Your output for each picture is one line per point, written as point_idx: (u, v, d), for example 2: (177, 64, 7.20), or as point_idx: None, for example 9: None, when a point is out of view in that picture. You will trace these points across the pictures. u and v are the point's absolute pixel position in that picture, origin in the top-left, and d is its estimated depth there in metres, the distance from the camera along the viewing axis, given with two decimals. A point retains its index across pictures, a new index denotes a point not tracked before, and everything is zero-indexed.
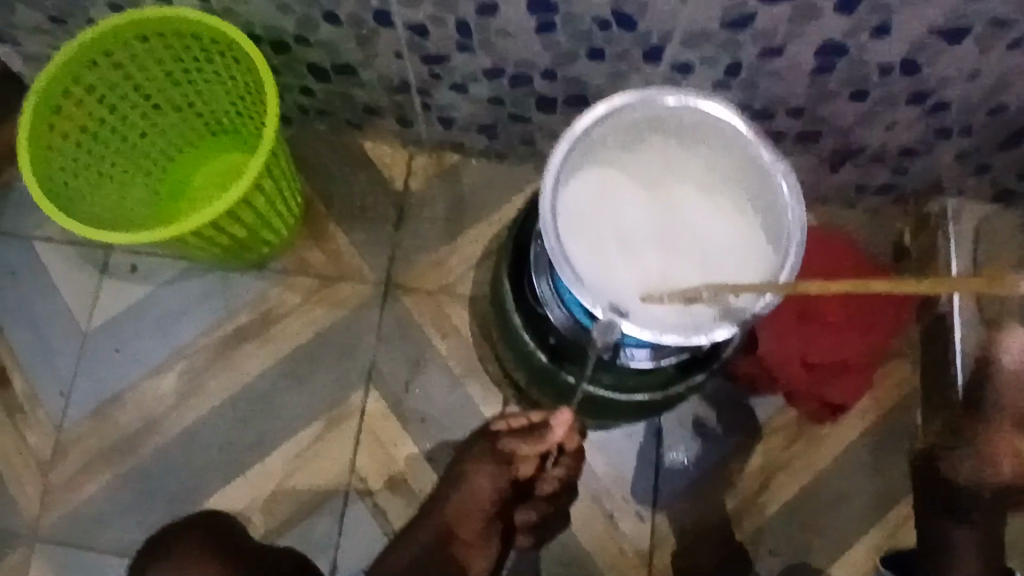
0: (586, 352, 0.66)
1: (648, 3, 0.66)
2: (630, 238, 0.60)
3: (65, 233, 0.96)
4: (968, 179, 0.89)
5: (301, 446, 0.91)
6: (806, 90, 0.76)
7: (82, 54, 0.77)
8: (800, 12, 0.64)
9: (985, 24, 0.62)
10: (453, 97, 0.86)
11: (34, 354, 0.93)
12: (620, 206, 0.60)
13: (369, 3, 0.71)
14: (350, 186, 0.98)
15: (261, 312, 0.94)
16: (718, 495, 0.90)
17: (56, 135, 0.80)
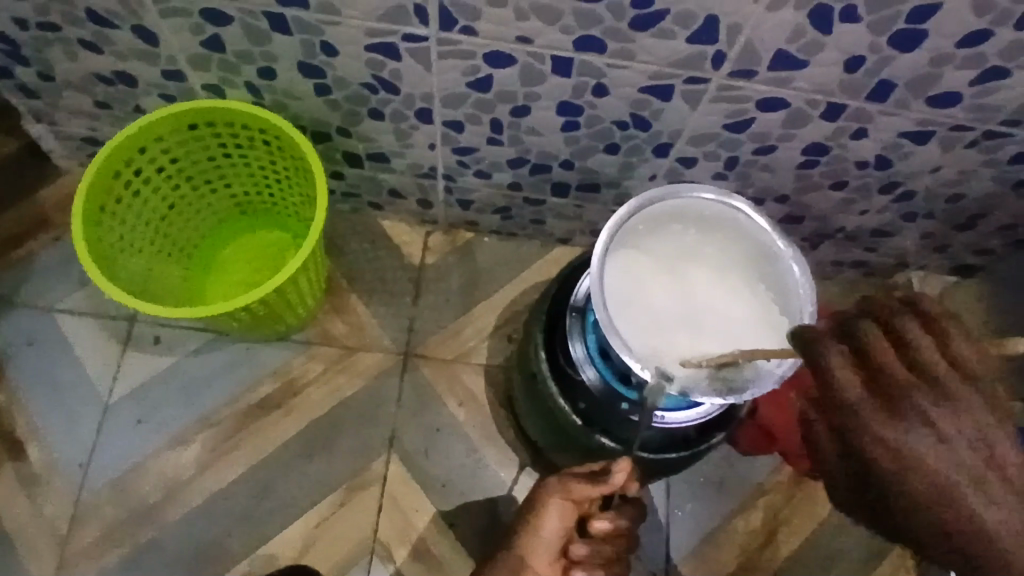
0: (614, 411, 0.73)
1: (663, 108, 0.76)
2: (662, 315, 0.67)
3: (87, 305, 0.98)
4: (928, 257, 1.00)
5: (323, 514, 0.93)
6: (793, 181, 0.86)
7: (138, 141, 0.81)
8: (791, 119, 0.75)
9: (945, 130, 0.75)
10: (475, 182, 0.94)
11: (53, 425, 0.93)
12: (650, 287, 0.68)
13: (413, 102, 0.79)
14: (370, 262, 1.04)
15: (284, 382, 0.98)
16: (722, 552, 0.97)
17: (107, 216, 0.83)
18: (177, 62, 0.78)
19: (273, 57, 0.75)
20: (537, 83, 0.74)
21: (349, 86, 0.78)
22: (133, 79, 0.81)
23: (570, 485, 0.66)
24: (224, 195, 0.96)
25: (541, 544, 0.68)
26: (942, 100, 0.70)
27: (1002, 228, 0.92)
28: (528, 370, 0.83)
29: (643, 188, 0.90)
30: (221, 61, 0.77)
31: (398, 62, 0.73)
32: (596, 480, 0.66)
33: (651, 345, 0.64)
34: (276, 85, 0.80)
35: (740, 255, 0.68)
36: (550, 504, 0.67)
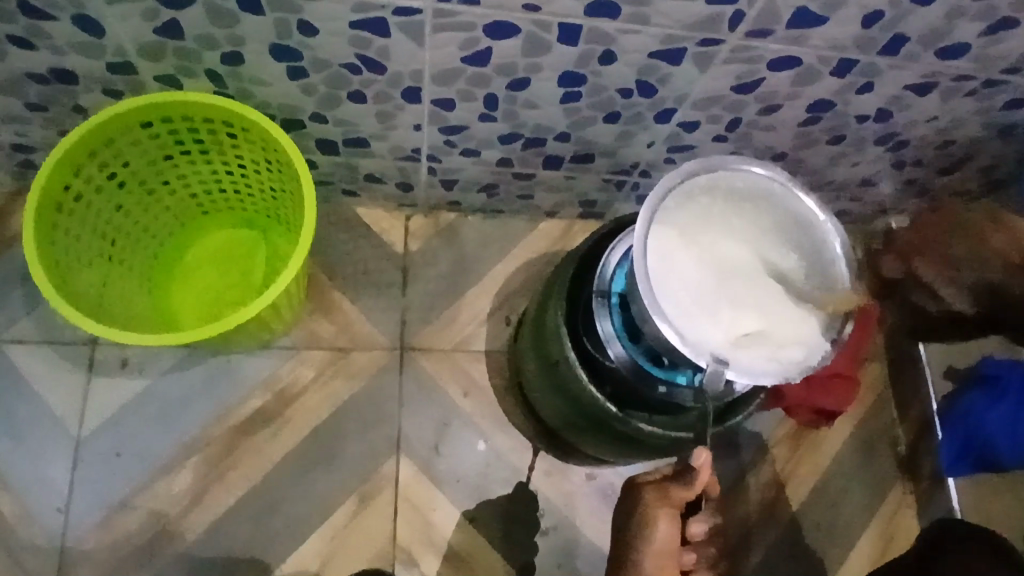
0: (648, 393, 0.71)
1: (671, 73, 0.72)
2: (709, 288, 0.63)
3: (41, 331, 0.88)
4: (909, 201, 1.02)
5: (336, 526, 0.88)
6: (793, 140, 0.84)
7: (85, 146, 0.71)
8: (801, 77, 0.72)
9: (948, 81, 0.74)
10: (462, 161, 0.88)
11: (20, 466, 0.84)
12: (694, 259, 0.63)
13: (401, 81, 0.72)
14: (350, 254, 0.97)
15: (275, 392, 0.91)
16: (738, 509, 0.97)
17: (59, 234, 0.73)
18: (126, 53, 0.68)
19: (240, 41, 0.67)
20: (540, 55, 0.68)
21: (327, 69, 0.70)
22: (72, 76, 0.71)
23: (664, 491, 0.62)
24: (185, 197, 0.86)
25: (655, 562, 0.62)
26: (950, 53, 0.70)
27: (984, 169, 0.93)
28: (545, 354, 0.79)
29: (640, 155, 0.87)
30: (177, 48, 0.68)
31: (386, 39, 0.66)
32: (687, 479, 0.61)
33: (703, 320, 0.61)
34: (242, 71, 0.71)
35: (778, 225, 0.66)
36: (656, 518, 0.62)
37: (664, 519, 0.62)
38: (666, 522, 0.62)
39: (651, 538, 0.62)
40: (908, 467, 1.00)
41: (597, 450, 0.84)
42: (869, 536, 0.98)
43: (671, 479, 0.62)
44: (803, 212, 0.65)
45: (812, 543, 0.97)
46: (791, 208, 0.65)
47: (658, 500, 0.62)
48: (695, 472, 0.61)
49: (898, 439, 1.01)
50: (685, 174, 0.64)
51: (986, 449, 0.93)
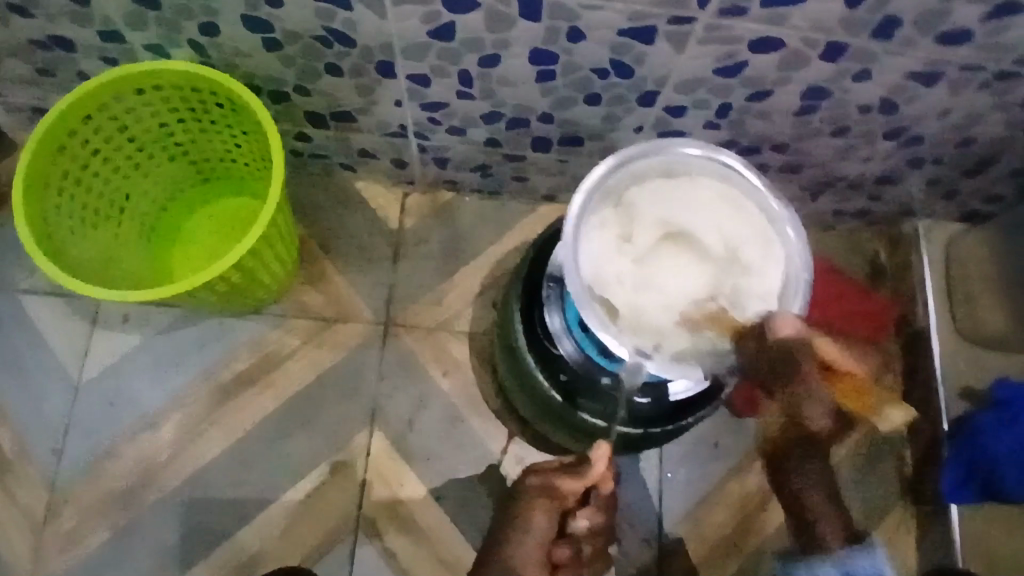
0: (599, 387, 0.70)
1: (646, 52, 0.68)
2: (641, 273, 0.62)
3: (53, 283, 0.95)
4: (938, 202, 0.94)
5: (305, 492, 0.91)
6: (792, 129, 0.79)
7: (80, 110, 0.75)
8: (788, 60, 0.68)
9: (956, 69, 0.68)
10: (450, 140, 0.88)
11: (23, 405, 0.91)
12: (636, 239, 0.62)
13: (372, 56, 0.72)
14: (345, 228, 0.98)
15: (261, 356, 0.94)
16: (717, 514, 0.94)
17: (54, 193, 0.78)
18: (112, 22, 0.72)
19: (212, 11, 0.68)
20: (504, 30, 0.67)
21: (300, 41, 0.71)
22: (72, 43, 0.76)
23: (554, 482, 0.67)
24: (185, 162, 0.90)
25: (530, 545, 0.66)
26: (953, 38, 0.63)
27: (1015, 172, 0.86)
28: (509, 340, 0.80)
29: (630, 140, 0.84)
30: (157, 17, 0.70)
31: (348, 12, 0.66)
32: (579, 473, 0.67)
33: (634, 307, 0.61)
34: (221, 42, 0.73)
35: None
36: (535, 505, 0.67)
37: (544, 508, 0.67)
38: (545, 508, 0.67)
39: (530, 521, 0.67)
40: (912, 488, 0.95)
41: (561, 440, 0.83)
42: None
43: (564, 471, 0.68)
44: (756, 197, 0.63)
45: None
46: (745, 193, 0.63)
47: (542, 489, 0.67)
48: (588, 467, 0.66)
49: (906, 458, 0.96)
50: (626, 158, 0.63)
51: (990, 477, 0.86)
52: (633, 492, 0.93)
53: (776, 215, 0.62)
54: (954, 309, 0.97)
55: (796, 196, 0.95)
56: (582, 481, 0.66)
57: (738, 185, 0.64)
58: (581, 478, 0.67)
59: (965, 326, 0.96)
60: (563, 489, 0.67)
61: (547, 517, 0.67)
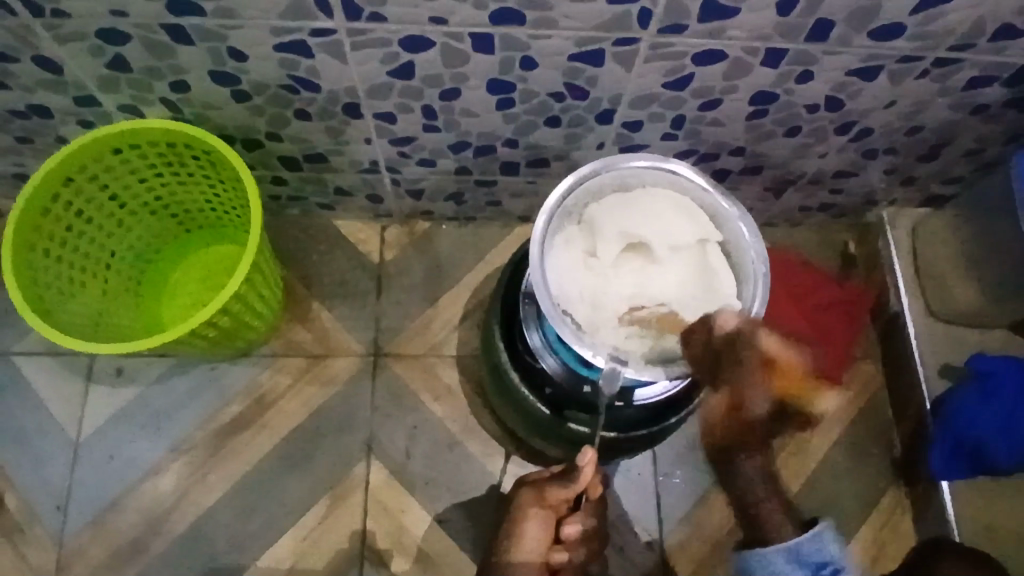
0: (582, 397, 0.73)
1: (597, 74, 0.72)
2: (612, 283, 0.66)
3: (46, 344, 0.97)
4: (897, 190, 0.97)
5: (309, 527, 0.92)
6: (747, 134, 0.83)
7: (60, 174, 0.78)
8: (733, 69, 0.71)
9: (892, 63, 0.71)
10: (422, 171, 0.91)
11: (24, 467, 0.93)
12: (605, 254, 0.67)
13: (339, 99, 0.76)
14: (328, 265, 1.01)
15: (255, 398, 0.96)
16: (715, 513, 0.95)
17: (40, 255, 0.80)
18: (86, 87, 0.75)
19: (181, 69, 0.72)
20: (461, 64, 0.70)
21: (268, 90, 0.74)
22: (48, 111, 0.79)
23: (544, 491, 0.69)
24: (167, 215, 0.93)
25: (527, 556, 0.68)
26: (884, 34, 0.67)
27: (966, 155, 0.89)
28: (493, 359, 0.82)
29: (593, 157, 0.87)
30: (129, 79, 0.74)
31: (311, 59, 0.69)
32: (568, 480, 0.69)
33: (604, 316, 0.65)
34: (193, 98, 0.76)
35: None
36: (528, 515, 0.69)
37: (536, 518, 0.69)
38: (537, 519, 0.68)
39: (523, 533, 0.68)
40: (902, 470, 0.97)
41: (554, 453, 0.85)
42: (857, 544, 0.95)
43: (552, 481, 0.69)
44: (708, 198, 0.66)
45: None
46: (697, 197, 0.67)
47: (535, 499, 0.69)
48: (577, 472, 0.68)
49: (894, 441, 0.99)
50: (583, 176, 0.66)
51: (976, 451, 0.88)
52: (630, 499, 0.95)
53: (728, 213, 0.65)
54: (924, 292, 0.98)
55: (760, 196, 0.98)
56: (572, 486, 0.68)
57: (692, 191, 0.67)
58: (570, 484, 0.68)
59: (935, 306, 0.97)
60: (554, 497, 0.68)
61: (541, 527, 0.68)
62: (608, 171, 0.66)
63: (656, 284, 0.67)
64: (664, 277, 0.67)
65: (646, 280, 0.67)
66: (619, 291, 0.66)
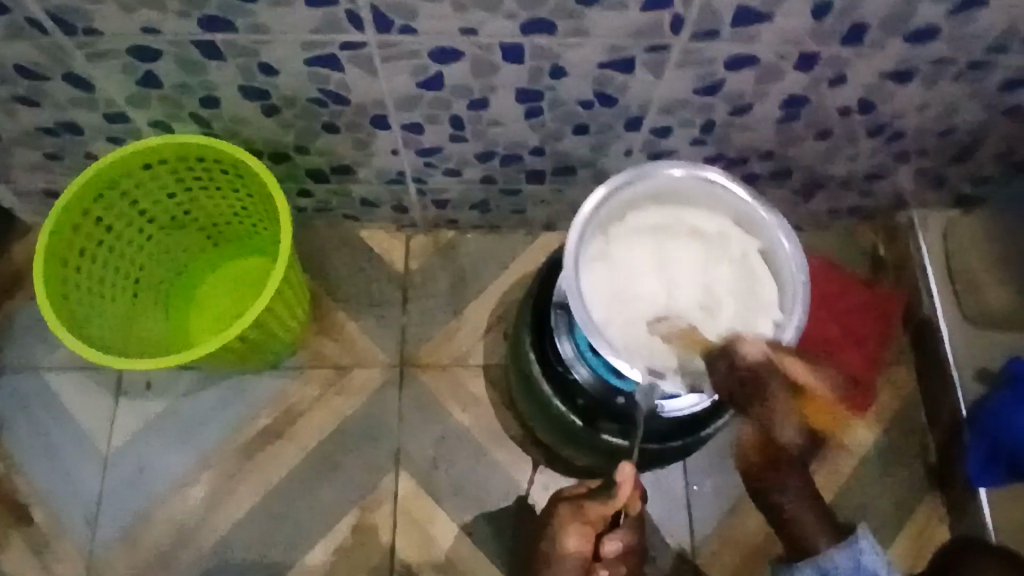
0: (616, 408, 0.72)
1: (627, 81, 0.71)
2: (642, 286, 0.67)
3: (75, 359, 0.97)
4: (928, 192, 0.96)
5: (338, 539, 0.92)
6: (776, 138, 0.82)
7: (92, 190, 0.78)
8: (764, 75, 0.70)
9: (927, 65, 0.70)
10: (447, 181, 0.91)
11: (55, 482, 0.93)
12: (632, 258, 0.68)
13: (367, 111, 0.76)
14: (354, 276, 1.01)
15: (282, 410, 0.96)
16: (748, 521, 0.94)
17: (72, 271, 0.80)
18: (116, 103, 0.75)
19: (212, 85, 0.72)
20: (491, 74, 0.70)
21: (296, 104, 0.74)
22: (77, 127, 0.80)
23: (582, 507, 0.69)
24: (194, 228, 0.93)
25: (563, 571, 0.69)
26: (920, 35, 0.66)
27: (999, 155, 0.88)
28: (523, 369, 0.82)
29: (620, 164, 0.86)
30: (159, 96, 0.74)
31: (341, 73, 0.69)
32: (607, 497, 0.68)
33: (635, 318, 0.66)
34: (222, 112, 0.76)
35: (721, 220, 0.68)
36: (565, 531, 0.69)
37: (575, 534, 0.69)
38: (575, 534, 0.69)
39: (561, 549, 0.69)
40: (938, 477, 0.96)
41: (585, 463, 0.84)
42: (894, 554, 0.93)
43: (591, 497, 0.70)
44: (743, 207, 0.66)
45: None
46: (734, 205, 0.66)
47: (572, 515, 0.70)
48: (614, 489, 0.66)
49: (928, 447, 0.97)
50: (616, 187, 0.65)
51: (1013, 459, 0.88)
52: (661, 509, 0.94)
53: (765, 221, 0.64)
54: (956, 289, 0.97)
55: (788, 201, 0.97)
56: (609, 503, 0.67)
57: (726, 198, 0.66)
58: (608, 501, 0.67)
59: (971, 309, 0.96)
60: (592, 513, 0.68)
61: (579, 543, 0.69)
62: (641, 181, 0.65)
63: (689, 293, 0.67)
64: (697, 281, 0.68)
65: (676, 290, 0.67)
66: (654, 304, 0.67)
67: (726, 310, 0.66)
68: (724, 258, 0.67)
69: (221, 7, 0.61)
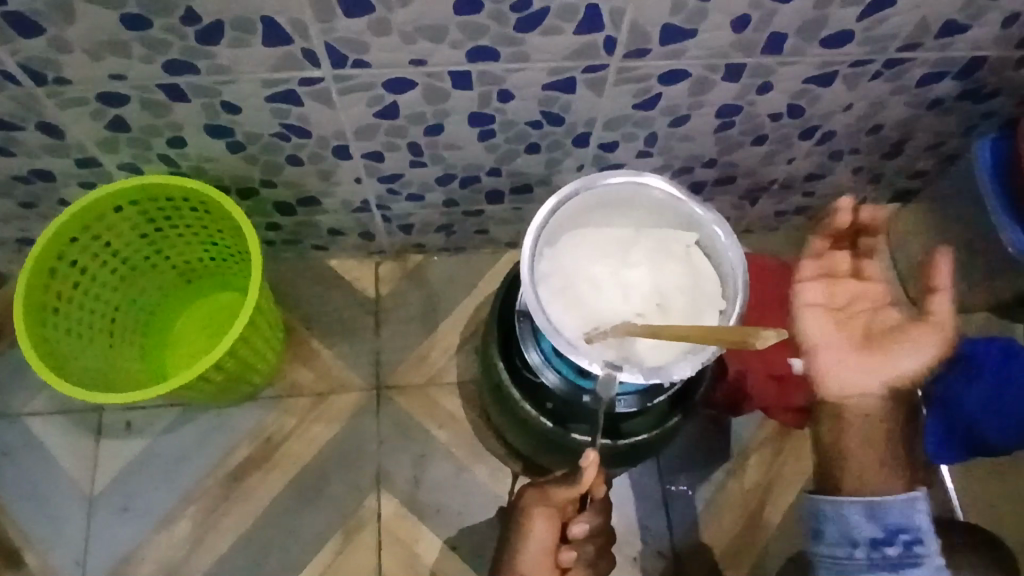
0: (584, 408, 0.76)
1: (571, 100, 0.76)
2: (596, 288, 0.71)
3: (53, 404, 0.98)
4: (865, 188, 1.02)
5: (325, 564, 0.93)
6: (716, 146, 0.87)
7: (65, 233, 0.81)
8: (696, 86, 0.76)
9: (845, 69, 0.76)
10: (411, 206, 0.95)
11: (38, 528, 0.94)
12: (584, 261, 0.72)
13: (329, 142, 0.79)
14: (326, 305, 1.04)
15: (263, 440, 0.98)
16: (723, 514, 0.97)
17: (49, 313, 0.82)
18: (86, 149, 0.78)
19: (179, 126, 0.75)
20: (443, 100, 0.74)
21: (260, 139, 0.78)
22: (48, 174, 0.82)
23: (546, 492, 0.73)
24: (167, 267, 0.96)
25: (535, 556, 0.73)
26: (835, 41, 0.72)
27: (926, 148, 0.94)
28: (493, 379, 0.85)
29: (573, 180, 0.91)
30: (128, 139, 0.77)
31: (301, 107, 0.73)
32: (571, 482, 0.72)
33: (593, 318, 0.69)
34: (189, 152, 0.80)
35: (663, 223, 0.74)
36: (533, 517, 0.73)
37: (543, 519, 0.73)
38: (542, 519, 0.73)
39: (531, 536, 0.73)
40: None
41: (560, 466, 0.87)
42: None
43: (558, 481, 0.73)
44: (683, 208, 0.71)
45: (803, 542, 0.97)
46: (673, 206, 0.71)
47: (538, 499, 0.74)
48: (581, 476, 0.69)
49: None
50: (565, 197, 0.70)
51: (971, 432, 0.93)
52: (639, 509, 0.97)
53: (703, 218, 0.70)
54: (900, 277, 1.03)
55: (737, 205, 1.02)
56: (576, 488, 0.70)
57: (666, 200, 0.71)
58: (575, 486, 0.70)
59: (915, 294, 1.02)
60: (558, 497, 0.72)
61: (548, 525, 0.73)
62: (586, 190, 0.70)
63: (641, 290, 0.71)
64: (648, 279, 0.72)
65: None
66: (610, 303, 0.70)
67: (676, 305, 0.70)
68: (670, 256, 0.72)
69: (184, 50, 0.64)
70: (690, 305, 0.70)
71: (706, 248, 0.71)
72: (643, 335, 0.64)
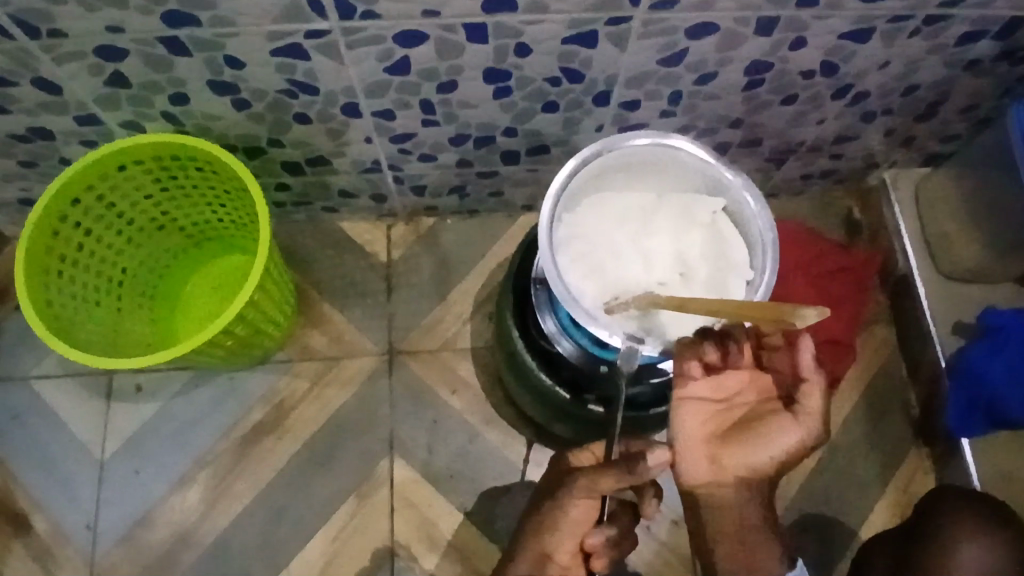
0: (601, 378, 0.74)
1: (592, 56, 0.72)
2: (617, 256, 0.68)
3: (63, 367, 0.98)
4: (898, 151, 0.97)
5: (337, 528, 0.93)
6: (743, 105, 0.83)
7: (68, 194, 0.79)
8: (725, 41, 0.71)
9: (885, 23, 0.72)
10: (423, 167, 0.91)
11: (53, 489, 0.94)
12: (605, 228, 0.69)
13: (337, 99, 0.76)
14: (337, 268, 1.02)
15: (274, 405, 0.97)
16: None
17: (54, 276, 0.81)
18: (87, 106, 0.76)
19: (181, 82, 0.72)
20: (456, 56, 0.70)
21: (266, 97, 0.75)
22: (49, 132, 0.80)
23: (595, 480, 0.62)
24: (175, 229, 0.94)
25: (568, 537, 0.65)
26: None
27: (964, 109, 0.89)
28: (507, 347, 0.83)
29: (592, 140, 0.87)
30: (129, 96, 0.74)
31: (308, 62, 0.70)
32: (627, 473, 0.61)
33: (613, 288, 0.67)
34: (192, 109, 0.77)
35: (688, 186, 0.70)
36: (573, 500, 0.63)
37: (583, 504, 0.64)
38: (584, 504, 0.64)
39: (567, 517, 0.64)
40: (922, 430, 0.98)
41: (575, 435, 0.86)
42: (882, 508, 0.96)
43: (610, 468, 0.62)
44: (710, 171, 0.67)
45: (820, 513, 0.95)
46: (700, 169, 0.67)
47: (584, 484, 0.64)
48: (642, 466, 0.61)
49: (912, 402, 0.99)
50: (585, 159, 0.66)
51: (992, 407, 0.89)
52: (654, 477, 0.96)
53: (732, 184, 0.66)
54: (931, 251, 0.98)
55: (761, 168, 0.98)
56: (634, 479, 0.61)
57: (693, 163, 0.67)
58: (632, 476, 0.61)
59: (946, 265, 0.97)
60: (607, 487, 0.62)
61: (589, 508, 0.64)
62: (607, 153, 0.66)
63: (664, 258, 0.69)
64: (671, 246, 0.69)
65: (652, 258, 0.68)
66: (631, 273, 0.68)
67: (701, 275, 0.67)
68: (695, 222, 0.69)
69: (182, 1, 0.61)
70: (716, 275, 0.67)
71: (734, 214, 0.68)
72: (667, 307, 0.62)
